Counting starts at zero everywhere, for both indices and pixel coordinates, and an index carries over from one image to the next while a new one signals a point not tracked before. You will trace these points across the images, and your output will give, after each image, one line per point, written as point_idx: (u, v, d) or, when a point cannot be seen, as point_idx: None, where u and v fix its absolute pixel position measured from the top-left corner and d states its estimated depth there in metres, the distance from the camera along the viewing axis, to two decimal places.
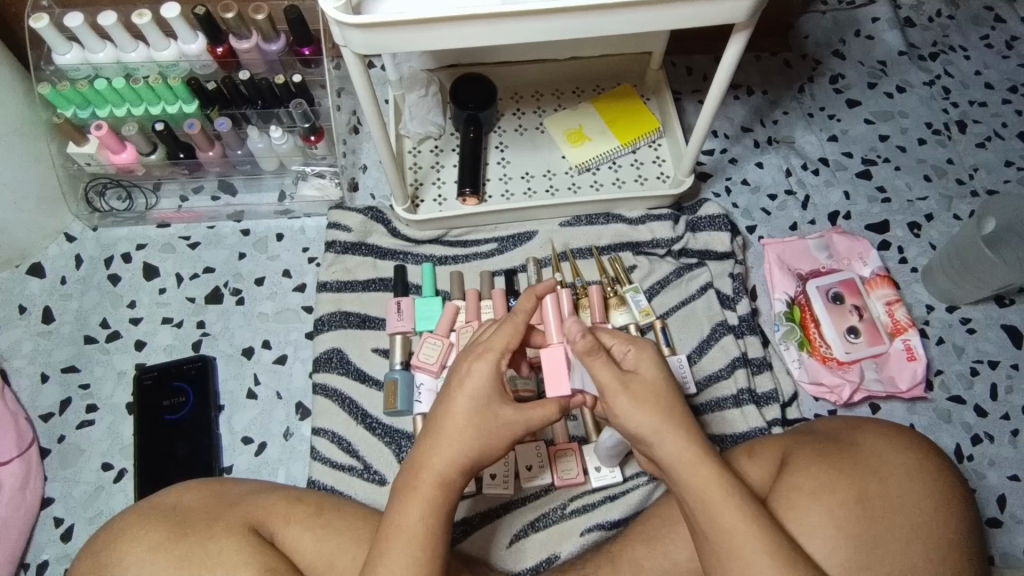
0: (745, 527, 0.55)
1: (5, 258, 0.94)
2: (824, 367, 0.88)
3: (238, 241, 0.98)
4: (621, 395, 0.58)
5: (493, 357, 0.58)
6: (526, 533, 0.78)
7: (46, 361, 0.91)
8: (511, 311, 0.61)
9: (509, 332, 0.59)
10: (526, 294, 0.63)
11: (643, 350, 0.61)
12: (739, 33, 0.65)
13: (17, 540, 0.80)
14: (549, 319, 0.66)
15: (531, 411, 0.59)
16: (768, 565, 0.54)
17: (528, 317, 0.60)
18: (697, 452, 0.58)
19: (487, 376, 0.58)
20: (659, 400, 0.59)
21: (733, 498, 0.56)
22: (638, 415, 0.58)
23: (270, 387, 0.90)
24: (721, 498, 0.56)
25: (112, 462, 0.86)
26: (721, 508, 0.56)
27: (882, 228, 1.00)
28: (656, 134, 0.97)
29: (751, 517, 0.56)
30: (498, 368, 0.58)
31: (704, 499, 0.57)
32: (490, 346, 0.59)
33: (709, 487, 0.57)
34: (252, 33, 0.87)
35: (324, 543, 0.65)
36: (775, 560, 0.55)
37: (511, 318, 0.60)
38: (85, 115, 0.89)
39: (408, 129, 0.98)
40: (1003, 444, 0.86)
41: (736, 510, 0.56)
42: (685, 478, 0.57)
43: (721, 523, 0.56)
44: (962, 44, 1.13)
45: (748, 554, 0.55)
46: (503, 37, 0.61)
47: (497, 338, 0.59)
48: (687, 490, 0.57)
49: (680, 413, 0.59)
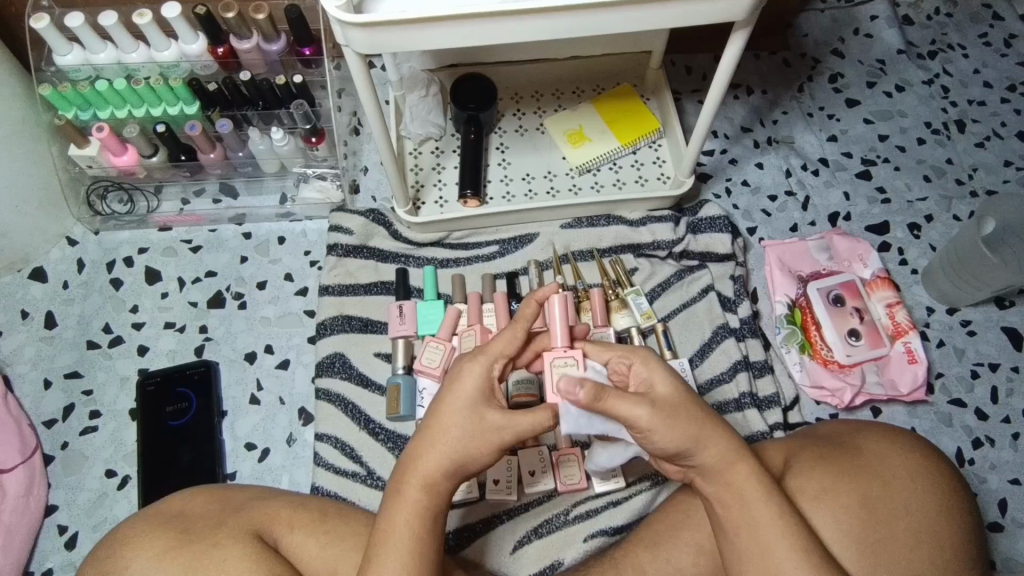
0: (777, 524, 0.56)
1: (7, 262, 0.94)
2: (825, 370, 0.89)
3: (240, 244, 0.99)
4: (656, 426, 0.56)
5: (486, 361, 0.58)
6: (529, 540, 0.78)
7: (49, 366, 0.91)
8: (515, 317, 0.61)
9: (507, 336, 0.59)
10: (528, 299, 0.61)
11: (649, 361, 0.59)
12: (739, 32, 0.65)
13: (21, 547, 0.80)
14: (554, 321, 0.63)
15: (518, 419, 0.57)
16: (799, 565, 0.55)
17: (529, 324, 0.60)
18: (735, 453, 0.58)
19: (476, 380, 0.58)
20: (687, 415, 0.57)
21: (767, 498, 0.57)
22: (670, 435, 0.56)
23: (272, 392, 0.90)
24: (755, 494, 0.57)
25: (116, 468, 0.86)
26: (756, 505, 0.57)
27: (882, 230, 1.00)
28: (656, 135, 0.97)
29: (784, 513, 0.57)
30: (491, 372, 0.59)
31: (740, 498, 0.57)
32: (486, 349, 0.59)
33: (744, 486, 0.57)
34: (252, 33, 0.87)
35: (327, 549, 0.65)
36: (806, 557, 0.55)
37: (510, 326, 0.59)
38: (88, 116, 0.89)
39: (408, 130, 0.98)
40: (1003, 447, 0.87)
41: (770, 507, 0.57)
42: (724, 479, 0.58)
43: (756, 521, 0.57)
44: (961, 43, 1.13)
45: (777, 551, 0.56)
46: (503, 37, 0.61)
47: (494, 343, 0.59)
48: (722, 492, 0.58)
49: (697, 414, 0.57)
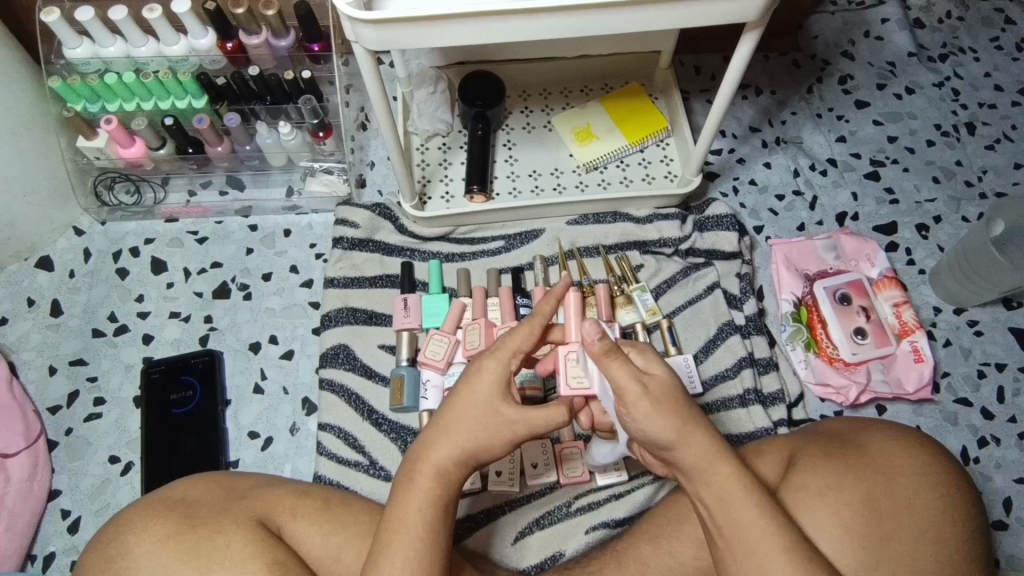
0: (764, 525, 0.56)
1: (14, 250, 0.95)
2: (830, 367, 0.88)
3: (245, 236, 0.99)
4: (644, 408, 0.56)
5: (503, 356, 0.59)
6: (530, 531, 0.78)
7: (54, 354, 0.92)
8: (533, 313, 0.61)
9: (524, 333, 0.59)
10: (546, 296, 0.63)
11: (647, 354, 0.60)
12: (751, 32, 0.65)
13: (24, 531, 0.80)
14: (570, 314, 0.66)
15: (533, 410, 0.57)
16: (783, 563, 0.55)
17: (547, 318, 0.61)
18: (716, 450, 0.57)
19: (493, 373, 0.58)
20: (671, 406, 0.57)
21: (751, 497, 0.57)
22: (655, 423, 0.56)
23: (276, 382, 0.90)
24: (739, 494, 0.57)
25: (119, 454, 0.86)
26: (739, 504, 0.56)
27: (890, 230, 0.99)
28: (664, 133, 0.97)
29: (768, 512, 0.56)
30: (507, 368, 0.59)
31: (723, 498, 0.57)
32: (502, 345, 0.59)
33: (728, 484, 0.57)
34: (263, 28, 0.87)
35: (330, 537, 0.65)
36: (789, 555, 0.55)
37: (527, 321, 0.60)
38: (96, 108, 0.89)
39: (416, 126, 0.98)
40: (1009, 447, 0.86)
41: (753, 507, 0.56)
42: (705, 477, 0.57)
43: (741, 519, 0.56)
44: (972, 46, 1.13)
45: (763, 551, 0.55)
46: (515, 35, 0.61)
47: (512, 339, 0.59)
48: (703, 489, 0.58)
49: (688, 412, 0.58)
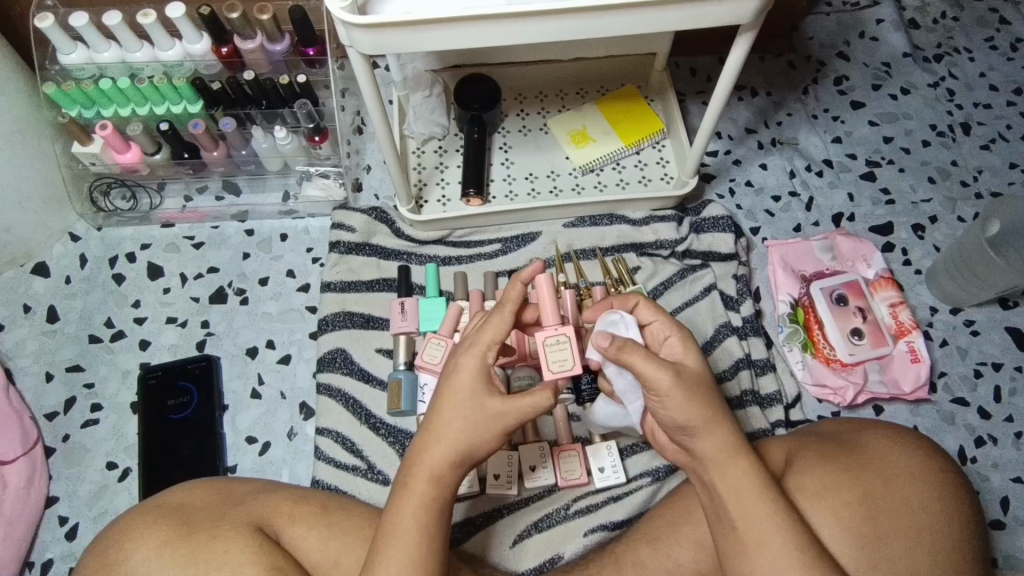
0: (775, 522, 0.56)
1: (10, 256, 0.95)
2: (828, 368, 0.88)
3: (242, 241, 0.99)
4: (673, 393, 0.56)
5: (479, 351, 0.58)
6: (529, 534, 0.78)
7: (51, 360, 0.91)
8: (501, 299, 0.59)
9: (495, 325, 0.58)
10: (513, 282, 0.60)
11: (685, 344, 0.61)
12: (745, 35, 0.65)
13: (22, 538, 0.80)
14: (543, 297, 0.64)
15: (520, 398, 0.56)
16: (791, 562, 0.55)
17: (515, 304, 0.58)
18: (734, 444, 0.58)
19: (474, 369, 0.57)
20: (702, 396, 0.57)
21: (763, 492, 0.57)
22: (682, 410, 0.57)
23: (273, 387, 0.90)
24: (752, 489, 0.57)
25: (117, 460, 0.86)
26: (751, 500, 0.56)
27: (887, 230, 1.00)
28: (660, 135, 0.98)
29: (779, 508, 0.56)
30: (485, 362, 0.58)
31: (735, 492, 0.57)
32: (476, 340, 0.58)
33: (741, 479, 0.57)
34: (257, 32, 0.87)
35: (329, 542, 0.64)
36: (799, 553, 0.55)
37: (496, 312, 0.59)
38: (91, 114, 0.89)
39: (411, 130, 0.98)
40: (1006, 446, 0.86)
41: (766, 503, 0.56)
42: (720, 470, 0.58)
43: (753, 514, 0.56)
44: (967, 46, 1.13)
45: (771, 549, 0.55)
46: (509, 39, 0.61)
47: (485, 333, 0.58)
48: (715, 484, 0.58)
49: (717, 404, 0.58)
